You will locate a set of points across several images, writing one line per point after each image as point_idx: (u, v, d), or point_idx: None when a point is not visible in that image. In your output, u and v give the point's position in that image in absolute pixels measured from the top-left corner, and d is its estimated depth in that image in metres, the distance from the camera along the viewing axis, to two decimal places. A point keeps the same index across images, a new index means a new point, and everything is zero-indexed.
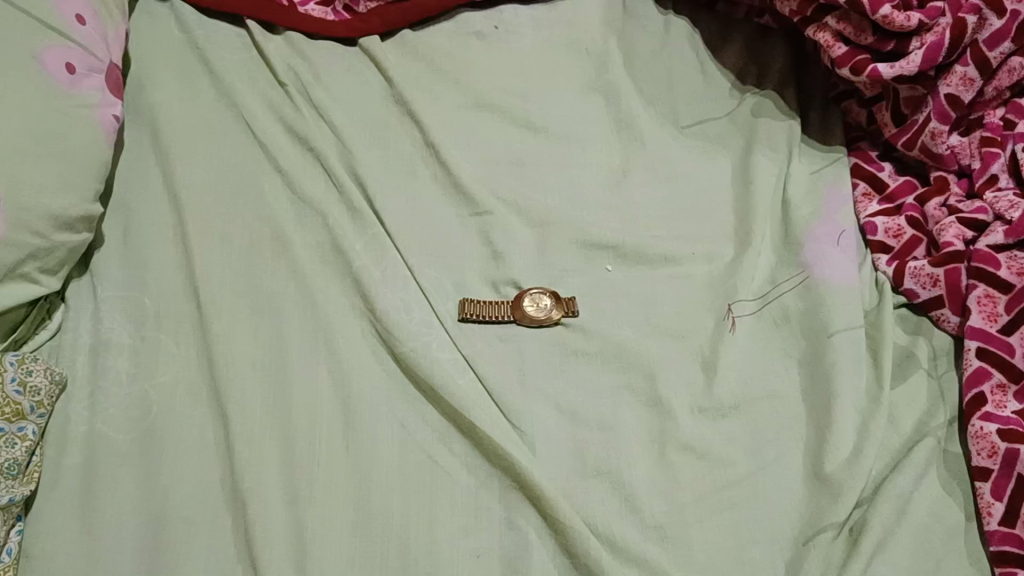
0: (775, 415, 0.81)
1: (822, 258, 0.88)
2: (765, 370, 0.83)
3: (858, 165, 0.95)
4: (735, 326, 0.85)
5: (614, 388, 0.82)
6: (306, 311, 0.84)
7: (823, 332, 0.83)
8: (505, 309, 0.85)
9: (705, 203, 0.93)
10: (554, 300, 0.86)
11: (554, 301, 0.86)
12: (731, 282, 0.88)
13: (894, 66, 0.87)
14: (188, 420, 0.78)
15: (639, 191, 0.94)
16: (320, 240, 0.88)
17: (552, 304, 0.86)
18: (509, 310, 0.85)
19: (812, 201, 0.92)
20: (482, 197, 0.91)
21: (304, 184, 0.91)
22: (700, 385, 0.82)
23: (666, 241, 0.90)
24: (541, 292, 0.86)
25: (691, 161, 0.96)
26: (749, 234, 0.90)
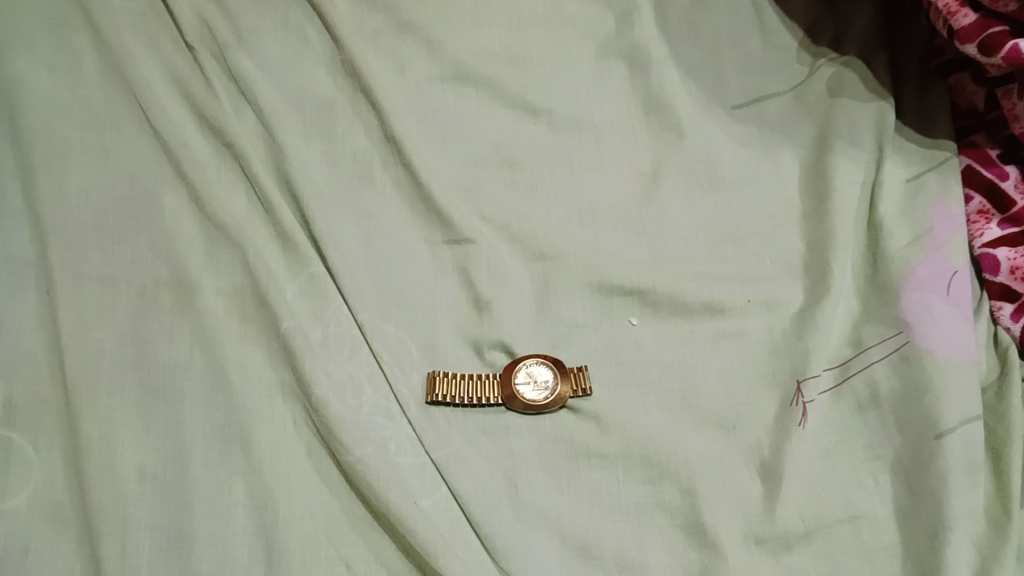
0: (861, 550, 0.58)
1: (927, 317, 0.63)
2: (843, 479, 0.61)
3: (973, 169, 0.70)
4: (807, 415, 0.62)
5: (638, 507, 0.60)
6: (217, 394, 0.61)
7: (928, 431, 0.60)
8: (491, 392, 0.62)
9: (762, 224, 0.69)
10: (555, 368, 0.63)
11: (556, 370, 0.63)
12: (802, 348, 0.64)
13: None
14: (45, 569, 0.55)
15: (673, 204, 0.70)
16: (238, 284, 0.64)
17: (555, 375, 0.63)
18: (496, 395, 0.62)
19: (911, 222, 0.68)
20: (459, 219, 0.67)
21: (217, 200, 0.67)
22: (757, 503, 0.60)
23: (710, 283, 0.67)
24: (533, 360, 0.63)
25: (743, 160, 0.72)
26: (825, 274, 0.66)
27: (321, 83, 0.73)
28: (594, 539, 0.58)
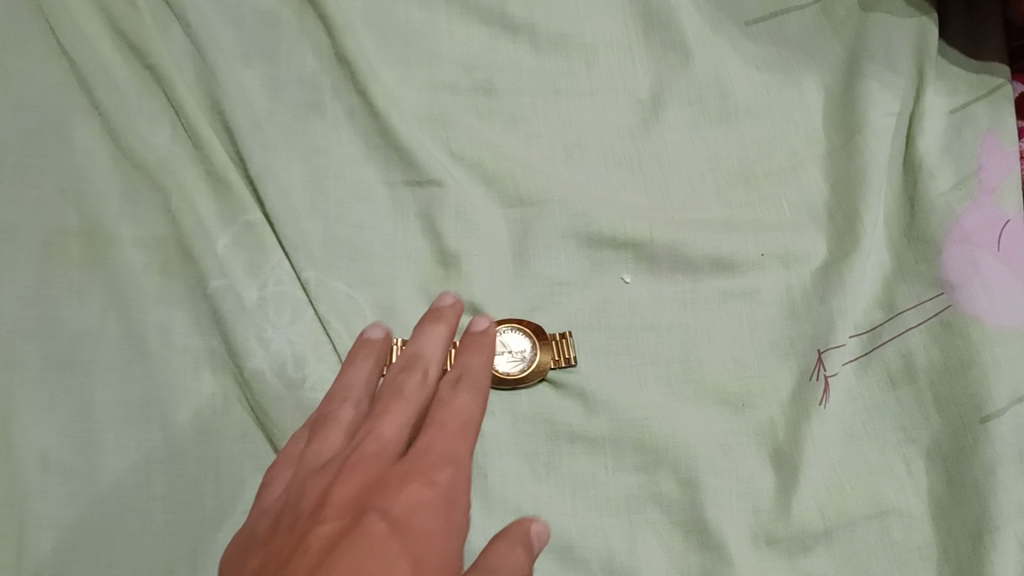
0: (890, 552, 0.50)
1: (973, 276, 0.54)
2: (871, 467, 0.52)
3: None
4: (830, 392, 0.53)
5: (630, 500, 0.51)
6: (134, 367, 0.51)
7: (973, 412, 0.51)
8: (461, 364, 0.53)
9: (781, 161, 0.59)
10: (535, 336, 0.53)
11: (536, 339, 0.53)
12: (825, 311, 0.55)
13: None
14: None
15: (675, 138, 0.59)
16: (160, 235, 0.54)
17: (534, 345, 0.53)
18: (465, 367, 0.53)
19: (954, 162, 0.58)
20: (423, 156, 0.57)
21: (137, 135, 0.56)
22: (770, 497, 0.51)
23: (718, 233, 0.57)
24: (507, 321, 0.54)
25: (759, 86, 0.61)
26: (854, 223, 0.56)
27: None
28: (577, 541, 0.50)
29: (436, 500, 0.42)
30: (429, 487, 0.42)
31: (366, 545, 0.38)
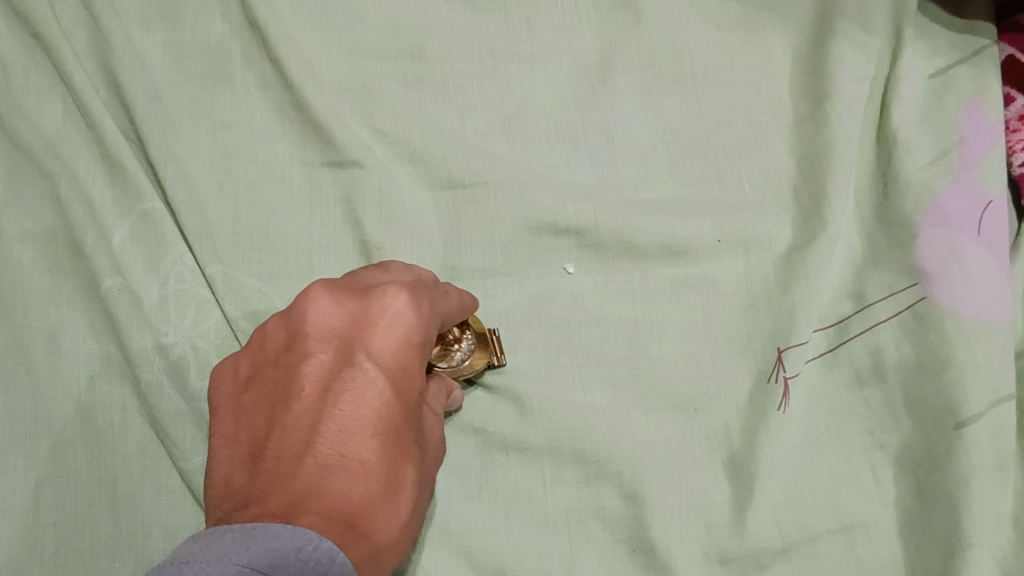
0: (853, 570, 0.45)
1: (952, 265, 0.49)
2: (835, 477, 0.47)
3: (1015, 61, 0.54)
4: (788, 396, 0.48)
5: (571, 516, 0.46)
6: (19, 375, 0.46)
7: (946, 415, 0.47)
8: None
9: (742, 133, 0.54)
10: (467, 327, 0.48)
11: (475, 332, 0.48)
12: (787, 302, 0.50)
13: None
14: None
15: (623, 109, 0.54)
16: (46, 221, 0.49)
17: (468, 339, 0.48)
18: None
19: (934, 134, 0.52)
20: (342, 132, 0.51)
21: (21, 111, 0.50)
22: (723, 513, 0.47)
23: (670, 215, 0.51)
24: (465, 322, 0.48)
25: (718, 47, 0.55)
26: (820, 203, 0.51)
27: None
28: (511, 562, 0.45)
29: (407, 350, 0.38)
30: (424, 326, 0.39)
31: (365, 392, 0.35)
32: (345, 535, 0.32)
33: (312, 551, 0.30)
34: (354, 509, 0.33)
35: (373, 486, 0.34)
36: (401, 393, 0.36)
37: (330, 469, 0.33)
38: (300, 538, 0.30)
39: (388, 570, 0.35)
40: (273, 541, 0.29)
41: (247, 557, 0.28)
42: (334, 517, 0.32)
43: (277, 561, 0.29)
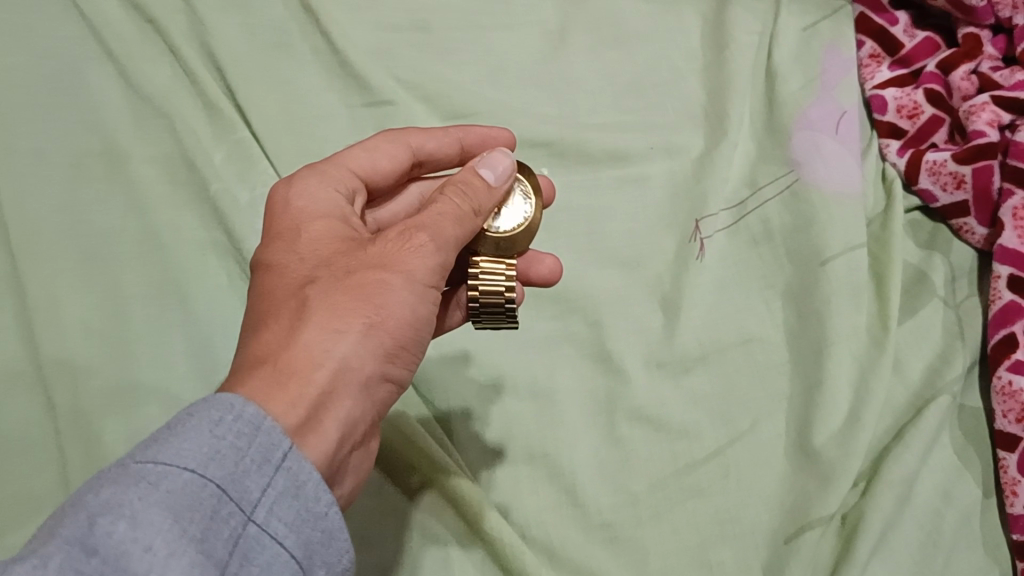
0: (752, 369, 0.64)
1: (816, 155, 0.69)
2: (739, 308, 0.66)
3: (865, 15, 0.74)
4: (704, 250, 0.67)
5: (551, 341, 0.65)
6: (156, 256, 0.66)
7: (814, 258, 0.66)
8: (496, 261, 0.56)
9: (665, 74, 0.73)
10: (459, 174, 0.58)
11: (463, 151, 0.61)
12: (700, 190, 0.69)
13: None
14: (7, 418, 0.60)
15: (579, 59, 0.73)
16: (166, 149, 0.69)
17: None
18: (507, 297, 0.55)
19: (804, 69, 0.72)
20: (376, 82, 0.70)
21: (141, 72, 0.70)
22: (657, 333, 0.65)
23: (616, 132, 0.70)
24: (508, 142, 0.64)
25: (646, 13, 0.75)
26: (722, 120, 0.71)
27: None
28: (509, 371, 0.64)
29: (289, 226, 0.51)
30: (305, 203, 0.52)
31: (269, 284, 0.49)
32: (249, 372, 0.44)
33: (218, 423, 0.39)
34: (267, 352, 0.45)
35: (280, 329, 0.46)
36: (296, 262, 0.49)
37: (253, 343, 0.46)
38: (225, 412, 0.39)
39: (340, 362, 0.45)
40: (201, 425, 0.39)
41: (184, 445, 0.38)
42: (248, 362, 0.45)
43: (212, 441, 0.39)
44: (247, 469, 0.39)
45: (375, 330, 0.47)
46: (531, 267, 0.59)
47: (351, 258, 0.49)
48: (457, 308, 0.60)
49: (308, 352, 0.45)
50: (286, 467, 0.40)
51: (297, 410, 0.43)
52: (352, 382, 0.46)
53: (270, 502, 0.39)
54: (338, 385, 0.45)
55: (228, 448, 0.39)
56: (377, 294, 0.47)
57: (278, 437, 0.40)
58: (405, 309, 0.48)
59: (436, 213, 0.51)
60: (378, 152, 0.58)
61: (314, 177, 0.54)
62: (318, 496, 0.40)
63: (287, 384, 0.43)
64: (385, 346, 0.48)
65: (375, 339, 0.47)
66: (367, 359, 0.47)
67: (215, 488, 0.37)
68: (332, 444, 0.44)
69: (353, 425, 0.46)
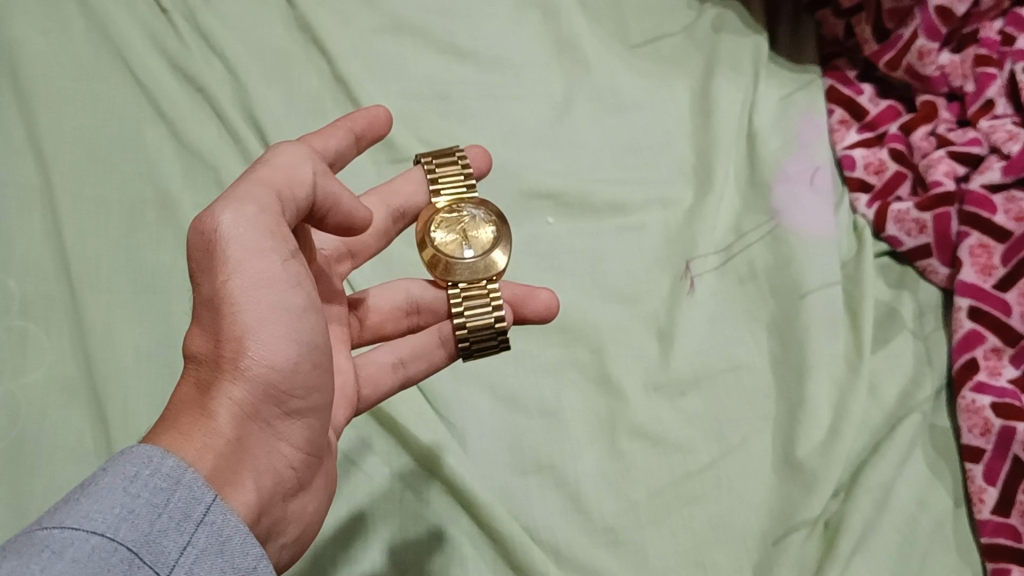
0: (741, 392, 0.71)
1: (794, 206, 0.78)
2: (728, 338, 0.73)
3: (834, 88, 0.84)
4: (695, 287, 0.75)
5: (557, 367, 0.72)
6: None
7: (795, 292, 0.74)
8: (477, 293, 0.63)
9: (657, 137, 0.82)
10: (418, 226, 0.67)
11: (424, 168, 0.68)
12: (691, 235, 0.77)
13: (920, 53, 0.78)
14: (60, 426, 0.66)
15: (580, 125, 0.82)
16: (211, 199, 0.77)
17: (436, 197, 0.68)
18: (496, 317, 0.61)
19: (783, 131, 0.82)
20: (401, 141, 0.79)
21: (192, 134, 0.80)
22: (654, 359, 0.72)
23: (614, 186, 0.79)
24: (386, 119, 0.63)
25: (640, 84, 0.84)
26: (710, 176, 0.79)
27: (277, 37, 0.86)
28: (519, 392, 0.71)
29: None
30: None
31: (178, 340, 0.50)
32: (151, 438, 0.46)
33: (129, 482, 0.40)
34: (168, 414, 0.47)
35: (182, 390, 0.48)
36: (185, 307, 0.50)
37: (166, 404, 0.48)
38: (140, 467, 0.41)
39: (232, 408, 0.46)
40: (116, 484, 0.40)
41: (99, 508, 0.39)
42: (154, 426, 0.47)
43: (127, 500, 0.39)
44: (167, 529, 0.39)
45: (252, 370, 0.47)
46: (527, 304, 0.63)
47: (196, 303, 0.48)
48: (442, 345, 0.62)
49: (199, 410, 0.46)
50: (209, 523, 0.41)
51: (207, 460, 0.44)
52: (256, 422, 0.47)
53: (193, 558, 0.39)
54: (246, 430, 0.47)
55: (143, 507, 0.39)
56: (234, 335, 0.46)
57: (200, 491, 0.41)
58: (269, 336, 0.47)
59: (244, 208, 0.47)
60: None
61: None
62: (246, 553, 0.41)
63: (193, 439, 0.45)
64: (272, 382, 0.47)
65: (257, 378, 0.47)
66: (260, 397, 0.47)
67: (127, 551, 0.38)
68: (251, 496, 0.46)
69: (271, 463, 0.48)
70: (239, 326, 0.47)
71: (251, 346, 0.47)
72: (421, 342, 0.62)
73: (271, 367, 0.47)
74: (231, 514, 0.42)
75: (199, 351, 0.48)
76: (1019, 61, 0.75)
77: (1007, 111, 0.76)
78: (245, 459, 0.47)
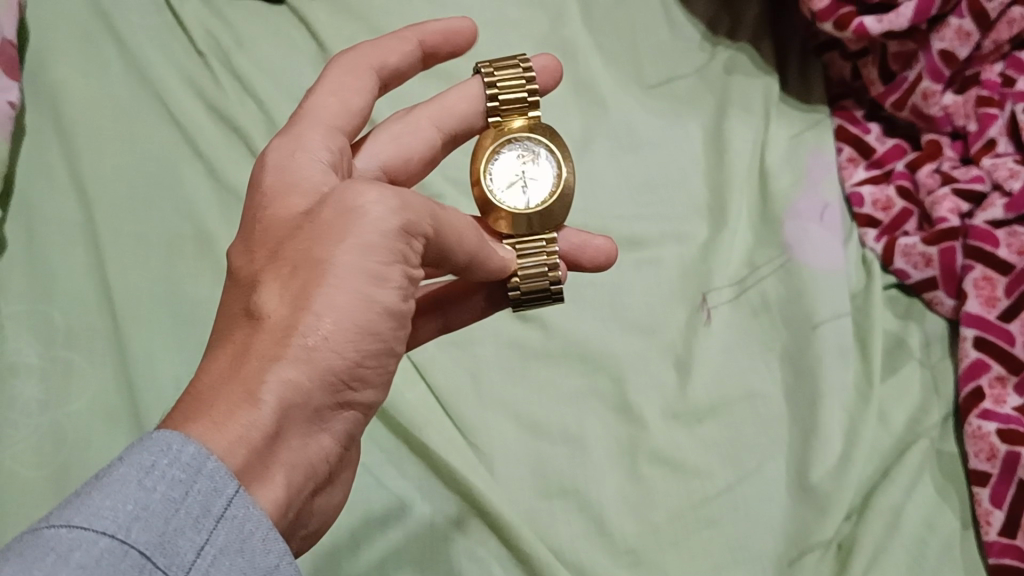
0: (756, 419, 0.74)
1: (805, 240, 0.81)
2: (743, 367, 0.76)
3: (842, 127, 0.87)
4: (711, 318, 0.78)
5: (579, 394, 0.74)
6: None
7: (807, 323, 0.77)
8: (533, 243, 0.66)
9: (673, 174, 0.85)
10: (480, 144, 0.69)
11: (482, 75, 0.68)
12: (706, 269, 0.80)
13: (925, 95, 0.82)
14: (106, 453, 0.70)
15: (598, 162, 0.85)
16: None
17: (497, 107, 0.68)
18: (552, 278, 0.65)
19: (793, 169, 0.85)
20: None
21: (228, 171, 0.83)
22: (671, 387, 0.75)
23: (631, 222, 0.82)
24: (470, 32, 0.70)
25: (656, 122, 0.88)
26: (724, 212, 0.83)
27: (307, 79, 0.90)
28: (541, 417, 0.73)
29: (252, 230, 0.52)
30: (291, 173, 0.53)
31: (242, 295, 0.50)
32: (202, 399, 0.45)
33: (146, 475, 0.39)
34: (225, 373, 0.46)
35: (236, 350, 0.47)
36: (265, 269, 0.50)
37: (214, 360, 0.47)
38: (158, 456, 0.40)
39: (292, 386, 0.46)
40: (129, 480, 0.39)
41: (110, 504, 0.38)
42: (206, 383, 0.46)
43: (140, 496, 0.38)
44: (184, 526, 0.38)
45: (319, 353, 0.47)
46: (584, 253, 0.69)
47: (285, 269, 0.49)
48: (477, 291, 0.67)
49: (252, 380, 0.45)
50: (229, 518, 0.40)
51: (242, 447, 0.43)
52: (304, 412, 0.47)
53: (209, 560, 0.38)
54: (289, 419, 0.46)
55: (158, 504, 0.38)
56: (316, 305, 0.47)
57: (224, 482, 0.40)
58: (347, 318, 0.48)
59: (392, 197, 0.50)
60: (343, 91, 0.61)
61: (288, 158, 0.54)
62: (270, 553, 0.40)
63: (234, 416, 0.44)
64: (331, 369, 0.48)
65: (319, 361, 0.47)
66: (314, 383, 0.47)
67: (136, 553, 0.37)
68: (277, 494, 0.45)
69: (297, 460, 0.47)
70: (326, 301, 0.47)
71: (330, 326, 0.47)
72: (460, 286, 0.66)
73: (338, 353, 0.48)
74: (253, 509, 0.41)
75: (269, 317, 0.48)
76: (1019, 101, 0.79)
77: (1009, 149, 0.80)
78: (278, 448, 0.46)
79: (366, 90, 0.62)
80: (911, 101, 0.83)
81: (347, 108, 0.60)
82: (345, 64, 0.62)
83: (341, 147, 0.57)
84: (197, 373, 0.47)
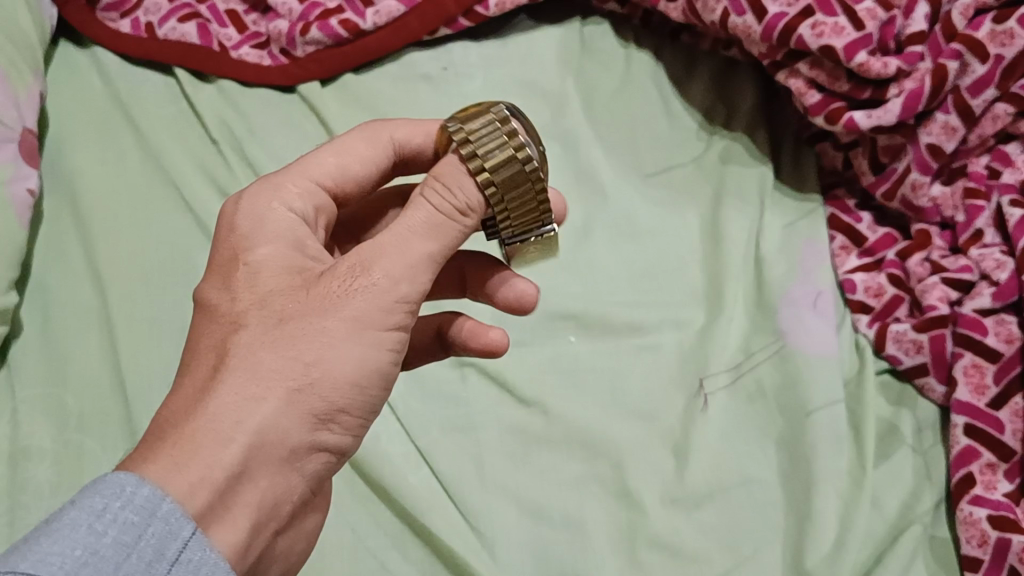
0: (752, 505, 0.75)
1: (800, 329, 0.83)
2: (740, 453, 0.78)
3: (835, 216, 0.90)
4: (708, 405, 0.80)
5: (579, 480, 0.76)
6: None
7: (801, 411, 0.79)
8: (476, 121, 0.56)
9: (671, 262, 0.88)
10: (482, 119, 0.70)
11: None
12: (703, 355, 0.82)
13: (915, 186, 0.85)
14: None
15: (598, 251, 0.88)
16: None
17: None
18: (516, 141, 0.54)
19: (787, 258, 0.88)
20: None
21: None
22: (670, 472, 0.76)
23: (631, 308, 0.85)
24: None
25: (654, 212, 0.90)
26: (720, 299, 0.85)
27: None
28: (543, 501, 0.75)
29: (236, 265, 0.54)
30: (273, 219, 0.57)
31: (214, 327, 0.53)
32: (171, 438, 0.48)
33: (97, 518, 0.43)
34: (194, 409, 0.49)
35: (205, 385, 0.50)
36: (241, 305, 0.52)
37: (184, 393, 0.50)
38: (109, 501, 0.44)
39: (262, 428, 0.48)
40: (80, 524, 0.43)
41: (59, 550, 0.42)
42: (175, 420, 0.49)
43: (91, 541, 0.42)
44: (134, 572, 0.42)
45: (293, 400, 0.49)
46: None
47: (263, 314, 0.51)
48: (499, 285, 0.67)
49: (222, 422, 0.48)
50: (178, 561, 0.44)
51: (200, 493, 0.46)
52: (278, 453, 0.49)
53: None
54: (259, 459, 0.49)
55: (108, 549, 0.42)
56: (300, 354, 0.50)
57: (176, 526, 0.45)
58: (331, 368, 0.50)
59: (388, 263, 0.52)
60: (346, 156, 0.63)
61: (267, 207, 0.57)
62: None
63: (196, 459, 0.47)
64: (310, 411, 0.50)
65: (299, 408, 0.50)
66: (293, 427, 0.50)
67: None
68: (239, 534, 0.48)
69: (278, 497, 0.50)
70: (304, 350, 0.50)
71: (307, 373, 0.50)
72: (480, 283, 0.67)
73: (320, 395, 0.50)
74: (201, 554, 0.45)
75: (244, 353, 0.50)
76: (1006, 194, 0.82)
77: (995, 240, 0.82)
78: (245, 486, 0.48)
79: (372, 163, 0.64)
80: (902, 192, 0.86)
81: (341, 172, 0.63)
82: (369, 130, 0.65)
83: (318, 207, 0.60)
84: (169, 406, 0.50)
